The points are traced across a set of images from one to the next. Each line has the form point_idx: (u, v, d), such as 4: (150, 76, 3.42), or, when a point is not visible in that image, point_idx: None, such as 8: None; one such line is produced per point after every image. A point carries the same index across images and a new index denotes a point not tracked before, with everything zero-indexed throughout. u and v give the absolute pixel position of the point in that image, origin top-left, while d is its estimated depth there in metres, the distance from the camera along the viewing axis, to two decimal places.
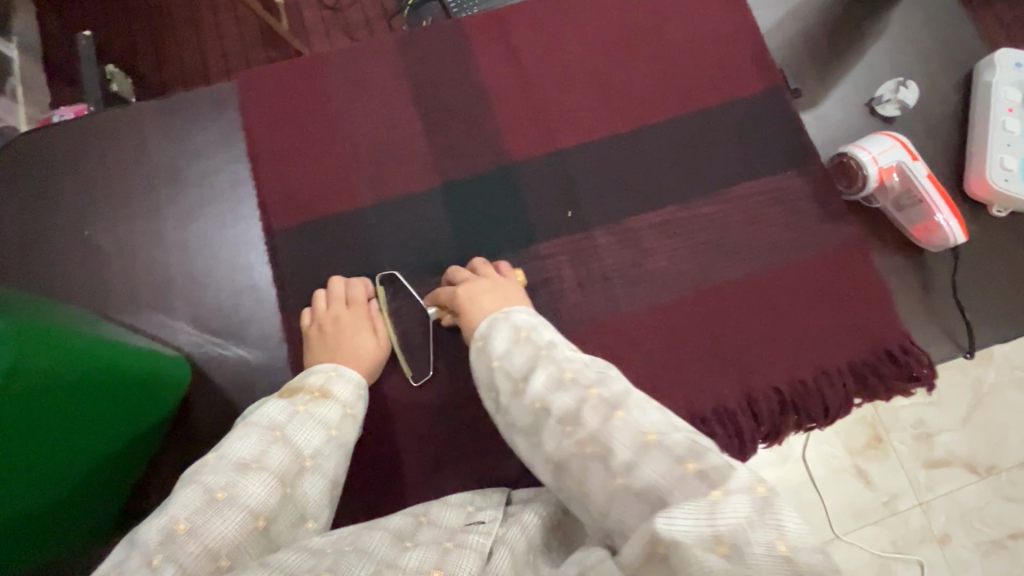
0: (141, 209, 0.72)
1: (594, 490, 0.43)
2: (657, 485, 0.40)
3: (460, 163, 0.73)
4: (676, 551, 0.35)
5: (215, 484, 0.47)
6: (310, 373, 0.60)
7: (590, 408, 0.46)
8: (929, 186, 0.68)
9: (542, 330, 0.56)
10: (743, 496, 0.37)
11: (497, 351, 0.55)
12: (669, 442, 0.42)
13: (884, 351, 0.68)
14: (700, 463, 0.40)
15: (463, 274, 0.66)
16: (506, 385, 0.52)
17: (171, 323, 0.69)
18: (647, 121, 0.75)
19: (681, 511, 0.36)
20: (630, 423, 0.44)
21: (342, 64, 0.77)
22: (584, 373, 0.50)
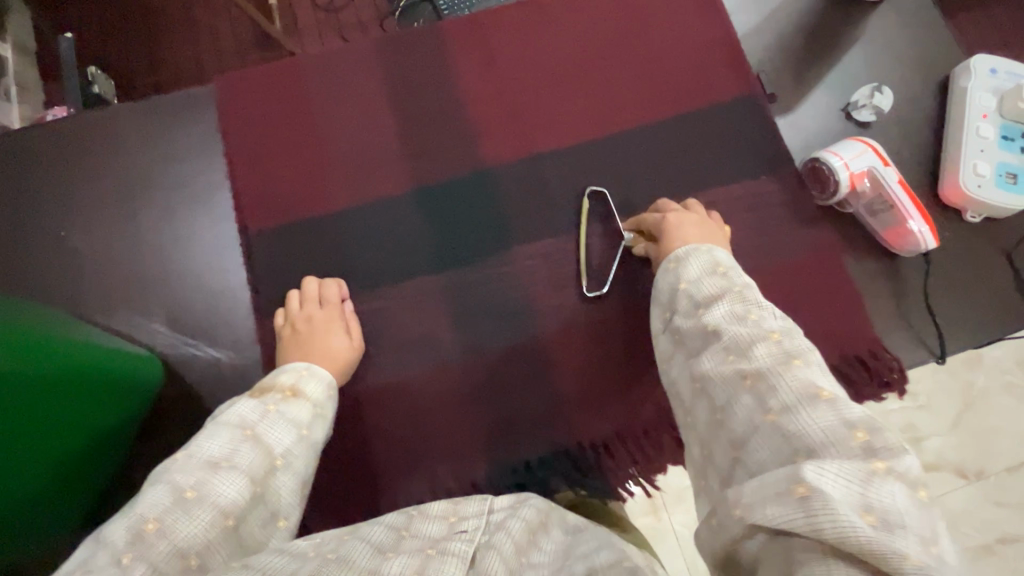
0: (118, 210, 0.72)
1: (737, 419, 0.43)
2: (805, 434, 0.38)
3: (435, 165, 0.74)
4: (818, 498, 0.33)
5: (183, 482, 0.45)
6: (279, 371, 0.59)
7: (765, 347, 0.45)
8: (900, 191, 0.68)
9: (739, 272, 0.55)
10: (902, 484, 0.34)
11: (687, 276, 0.56)
12: (844, 407, 0.39)
13: (852, 356, 0.69)
14: (873, 435, 0.37)
15: (674, 205, 0.67)
16: (685, 306, 0.54)
17: (145, 324, 0.69)
18: (622, 126, 0.75)
19: (834, 468, 0.35)
20: (807, 376, 0.42)
21: (321, 67, 0.77)
22: (769, 320, 0.48)
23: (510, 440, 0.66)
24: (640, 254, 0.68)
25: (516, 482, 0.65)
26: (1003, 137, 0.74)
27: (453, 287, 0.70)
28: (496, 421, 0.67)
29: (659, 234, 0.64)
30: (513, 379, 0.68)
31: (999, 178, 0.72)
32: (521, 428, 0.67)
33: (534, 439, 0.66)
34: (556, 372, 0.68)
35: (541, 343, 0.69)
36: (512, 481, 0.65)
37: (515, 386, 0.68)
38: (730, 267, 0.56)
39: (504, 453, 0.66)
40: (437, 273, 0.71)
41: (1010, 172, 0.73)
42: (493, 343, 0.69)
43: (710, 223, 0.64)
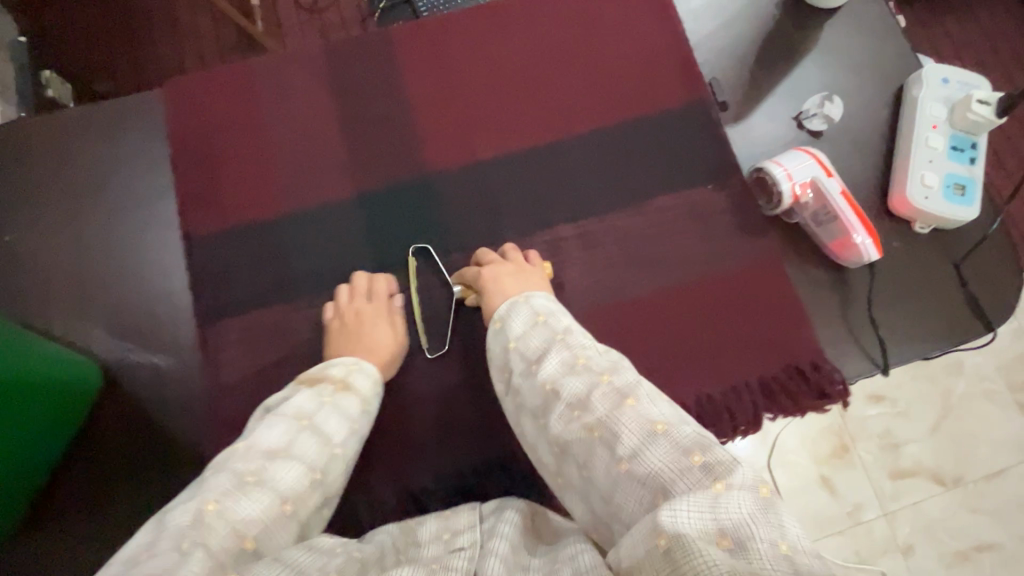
0: (63, 214, 0.73)
1: (598, 474, 0.46)
2: (659, 472, 0.42)
3: (382, 173, 0.75)
4: (678, 546, 0.37)
5: (246, 469, 0.50)
6: (332, 365, 0.62)
7: (600, 394, 0.48)
8: (843, 202, 0.68)
9: (561, 317, 0.59)
10: (746, 493, 0.39)
11: (515, 333, 0.59)
12: (678, 434, 0.44)
13: (794, 368, 0.68)
14: (706, 455, 0.41)
15: (492, 257, 0.69)
16: (519, 366, 0.56)
17: (86, 328, 0.69)
18: (567, 135, 0.76)
19: (687, 505, 0.38)
20: (639, 413, 0.46)
21: (273, 73, 0.78)
22: (596, 361, 0.52)
23: (446, 448, 0.67)
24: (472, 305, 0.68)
25: (451, 489, 0.66)
26: (954, 148, 0.74)
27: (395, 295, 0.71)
28: (433, 430, 0.67)
29: (478, 289, 0.66)
30: (452, 387, 0.69)
31: (947, 190, 0.72)
32: (458, 436, 0.67)
33: (470, 447, 0.67)
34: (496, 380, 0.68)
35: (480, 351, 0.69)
36: (446, 489, 0.66)
37: (454, 394, 0.68)
38: (550, 310, 0.60)
39: (440, 462, 0.66)
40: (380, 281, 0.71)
41: (958, 183, 0.73)
42: (433, 350, 0.70)
43: (529, 271, 0.66)
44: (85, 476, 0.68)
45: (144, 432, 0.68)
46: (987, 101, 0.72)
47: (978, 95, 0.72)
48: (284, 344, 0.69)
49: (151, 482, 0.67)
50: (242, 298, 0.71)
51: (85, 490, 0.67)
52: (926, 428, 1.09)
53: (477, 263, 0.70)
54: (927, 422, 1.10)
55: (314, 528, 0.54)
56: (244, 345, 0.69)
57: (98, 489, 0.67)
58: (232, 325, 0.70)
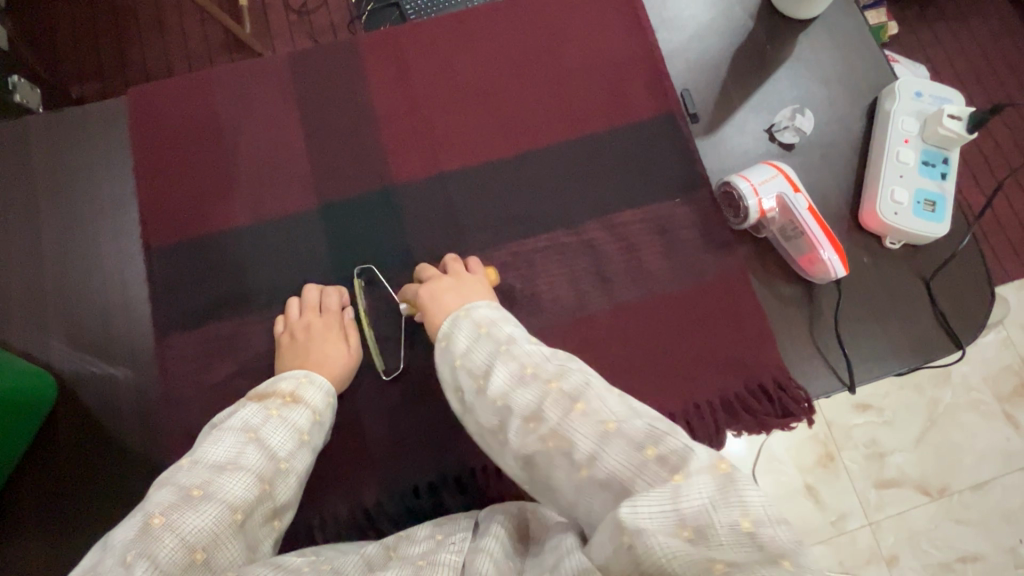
0: (22, 224, 0.73)
1: (559, 481, 0.45)
2: (615, 476, 0.42)
3: (346, 184, 0.74)
4: (640, 542, 0.36)
5: (191, 483, 0.50)
6: (280, 379, 0.61)
7: (551, 402, 0.47)
8: (810, 219, 0.67)
9: (504, 323, 0.56)
10: (706, 477, 0.38)
11: (459, 350, 0.55)
12: (629, 429, 0.43)
13: (757, 387, 0.68)
14: (660, 447, 0.41)
15: (429, 272, 0.66)
16: (471, 385, 0.53)
17: (44, 340, 0.70)
18: (534, 146, 0.75)
19: (645, 501, 0.38)
20: (589, 415, 0.45)
21: (233, 80, 0.77)
22: (544, 367, 0.50)
23: (404, 465, 0.66)
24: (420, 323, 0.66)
25: (405, 505, 0.65)
26: (925, 163, 0.73)
27: (356, 308, 0.70)
28: (391, 445, 0.66)
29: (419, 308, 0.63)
30: (412, 401, 0.68)
31: (917, 206, 0.71)
32: (418, 453, 0.66)
33: (426, 462, 0.66)
34: None
35: None
36: (400, 505, 0.65)
37: (413, 410, 0.67)
38: (495, 318, 0.57)
39: (397, 477, 0.66)
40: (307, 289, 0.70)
41: (929, 200, 0.72)
42: (391, 364, 0.69)
43: (465, 282, 0.63)
44: (35, 488, 0.67)
45: (96, 444, 0.68)
46: (957, 117, 0.71)
47: (949, 110, 0.71)
48: (241, 357, 0.68)
49: (102, 496, 0.67)
50: (200, 310, 0.70)
51: (35, 507, 0.67)
52: (910, 438, 1.12)
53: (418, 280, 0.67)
54: (911, 432, 1.12)
55: (268, 538, 0.53)
56: (200, 357, 0.68)
57: (49, 508, 0.67)
58: (188, 338, 0.69)
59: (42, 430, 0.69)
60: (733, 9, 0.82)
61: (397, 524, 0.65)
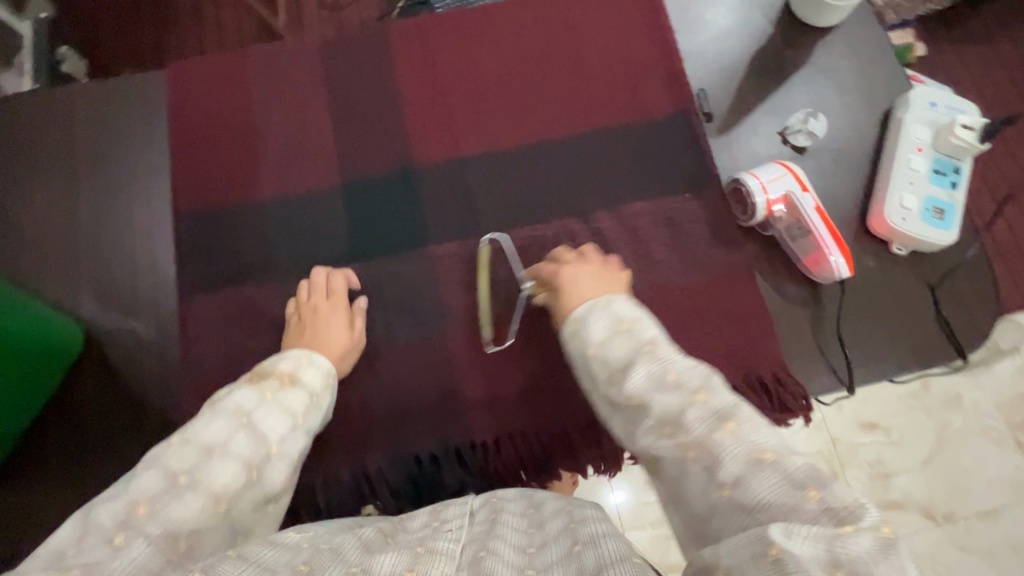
0: (60, 184, 0.77)
1: (693, 497, 0.42)
2: (765, 504, 0.38)
3: (369, 164, 0.77)
4: (791, 560, 0.33)
5: (178, 468, 0.47)
6: (280, 359, 0.61)
7: (697, 413, 0.43)
8: (816, 218, 0.68)
9: (645, 322, 0.53)
10: (870, 535, 0.34)
11: (594, 340, 0.53)
12: (789, 464, 0.39)
13: (756, 381, 0.69)
14: (824, 492, 0.37)
15: (569, 256, 0.67)
16: (605, 375, 0.51)
17: (74, 294, 0.74)
18: (550, 136, 0.78)
19: (802, 530, 0.35)
20: (743, 439, 0.41)
21: (269, 61, 0.81)
22: (688, 376, 0.46)
23: (407, 434, 0.68)
24: (541, 303, 0.67)
25: (405, 474, 0.67)
26: (935, 171, 0.74)
27: (370, 281, 0.73)
28: (395, 415, 0.69)
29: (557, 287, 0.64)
30: (418, 372, 0.70)
31: (926, 213, 0.72)
32: (421, 423, 0.68)
33: (428, 433, 0.68)
34: (460, 372, 0.70)
35: (446, 341, 0.71)
36: (400, 473, 0.67)
37: (418, 382, 0.70)
38: (633, 316, 0.54)
39: (400, 445, 0.68)
40: (332, 273, 0.72)
41: (938, 208, 0.72)
42: (400, 338, 0.71)
43: (608, 274, 0.64)
44: (56, 436, 0.71)
45: (115, 396, 0.71)
46: (970, 127, 0.72)
47: (962, 120, 0.72)
48: (259, 322, 0.72)
49: (119, 445, 0.70)
50: (221, 276, 0.73)
51: (55, 453, 0.70)
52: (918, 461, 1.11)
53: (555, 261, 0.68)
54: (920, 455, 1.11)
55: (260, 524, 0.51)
56: (220, 318, 0.72)
57: (69, 454, 0.70)
58: (210, 301, 0.72)
59: (65, 380, 0.72)
60: (753, 15, 0.84)
61: (395, 491, 0.67)
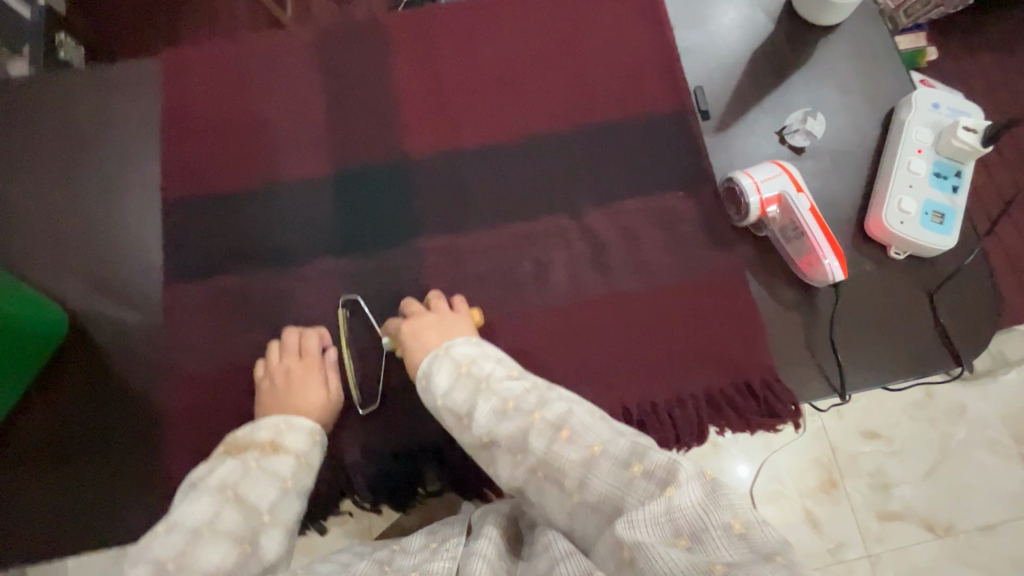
0: (52, 169, 0.77)
1: (556, 514, 0.45)
2: (604, 497, 0.42)
3: (359, 156, 0.76)
4: (641, 554, 0.35)
5: (167, 554, 0.48)
6: (258, 427, 0.60)
7: (537, 432, 0.48)
8: (810, 219, 0.66)
9: (483, 360, 0.58)
10: (694, 485, 0.38)
11: (440, 389, 0.58)
12: (613, 448, 0.44)
13: (743, 384, 0.68)
14: (644, 463, 0.42)
15: (413, 307, 0.68)
16: (455, 421, 0.55)
17: (62, 278, 0.74)
18: (543, 132, 0.77)
19: (639, 515, 0.38)
20: (574, 444, 0.46)
21: (263, 51, 0.81)
22: (524, 400, 0.52)
23: (388, 429, 0.67)
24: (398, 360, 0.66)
25: (385, 470, 0.67)
26: (936, 174, 0.71)
27: (357, 273, 0.72)
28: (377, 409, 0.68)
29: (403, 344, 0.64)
30: (401, 367, 0.69)
31: (925, 217, 0.70)
32: (402, 418, 0.68)
33: (409, 428, 0.67)
34: None
35: None
36: (380, 468, 0.67)
37: (401, 376, 0.69)
38: (473, 356, 0.59)
39: (380, 439, 0.67)
40: (303, 334, 0.69)
41: (937, 212, 0.71)
42: (384, 331, 0.71)
43: (450, 321, 0.64)
44: (39, 420, 0.71)
45: (98, 381, 0.71)
46: (973, 129, 0.70)
47: (965, 122, 0.70)
48: (245, 312, 0.71)
49: (101, 431, 0.70)
50: (209, 265, 0.73)
51: (38, 437, 0.70)
52: None
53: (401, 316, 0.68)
54: None
55: None
56: (206, 306, 0.71)
57: (51, 439, 0.70)
58: (197, 290, 0.72)
59: (50, 365, 0.72)
60: (755, 12, 0.82)
61: (374, 485, 0.67)
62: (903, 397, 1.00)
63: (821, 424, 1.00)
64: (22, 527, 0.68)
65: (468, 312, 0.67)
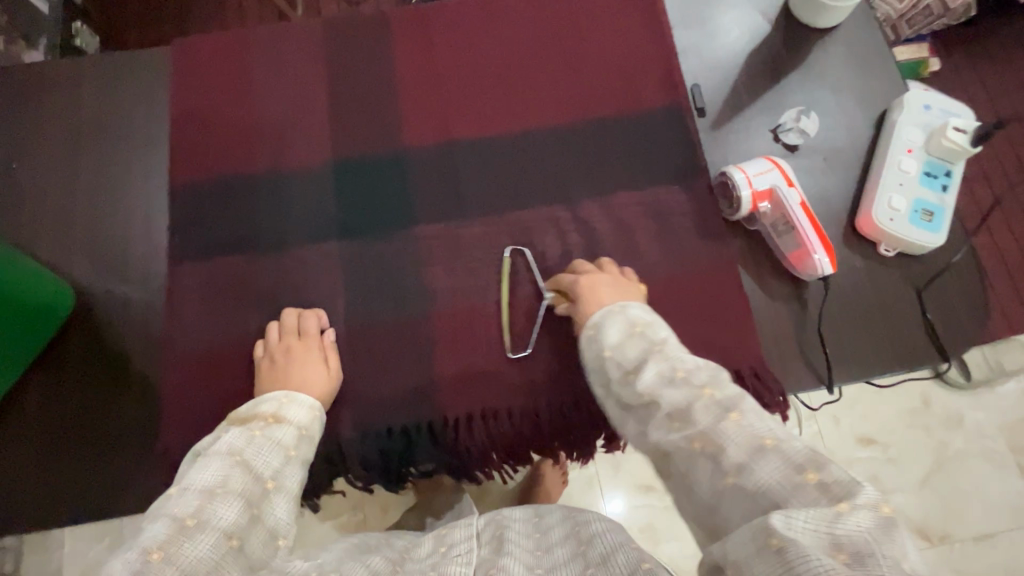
0: (61, 150, 0.79)
1: (701, 488, 0.43)
2: (769, 488, 0.39)
3: (362, 145, 0.78)
4: (792, 548, 0.34)
5: (183, 511, 0.47)
6: (262, 401, 0.61)
7: (701, 406, 0.45)
8: (800, 214, 0.68)
9: (658, 327, 0.55)
10: (870, 512, 0.35)
11: (610, 342, 0.55)
12: (788, 450, 0.40)
13: (733, 374, 0.69)
14: (822, 474, 0.38)
15: (589, 267, 0.68)
16: (616, 374, 0.53)
17: (68, 256, 0.76)
18: (541, 125, 0.78)
19: (803, 514, 0.35)
20: (745, 427, 0.42)
21: (272, 42, 0.83)
22: (697, 373, 0.48)
23: (382, 409, 0.69)
24: (562, 313, 0.67)
25: (378, 449, 0.68)
26: (927, 174, 0.73)
27: (356, 258, 0.74)
28: (371, 389, 0.69)
29: (576, 295, 0.64)
30: (397, 349, 0.71)
31: (915, 215, 0.71)
32: (396, 399, 0.69)
33: (403, 408, 0.69)
34: (438, 350, 0.71)
35: (427, 320, 0.72)
36: (374, 447, 0.68)
37: (396, 359, 0.71)
38: (646, 321, 0.55)
39: (374, 419, 0.69)
40: (304, 313, 0.71)
41: (927, 210, 0.72)
42: (381, 315, 0.72)
43: (626, 283, 0.64)
44: (40, 394, 0.72)
45: (101, 356, 0.73)
46: (963, 130, 0.71)
47: (955, 122, 0.71)
48: (245, 293, 0.73)
49: (102, 405, 0.71)
50: (211, 246, 0.74)
51: (39, 411, 0.72)
52: (914, 479, 1.06)
53: (573, 272, 0.68)
54: (916, 473, 1.06)
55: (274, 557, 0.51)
56: (207, 286, 0.73)
57: (53, 412, 0.72)
58: (197, 270, 0.73)
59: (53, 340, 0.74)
60: (752, 14, 0.84)
61: (368, 464, 0.68)
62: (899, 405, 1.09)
63: (816, 428, 1.08)
64: (21, 498, 0.69)
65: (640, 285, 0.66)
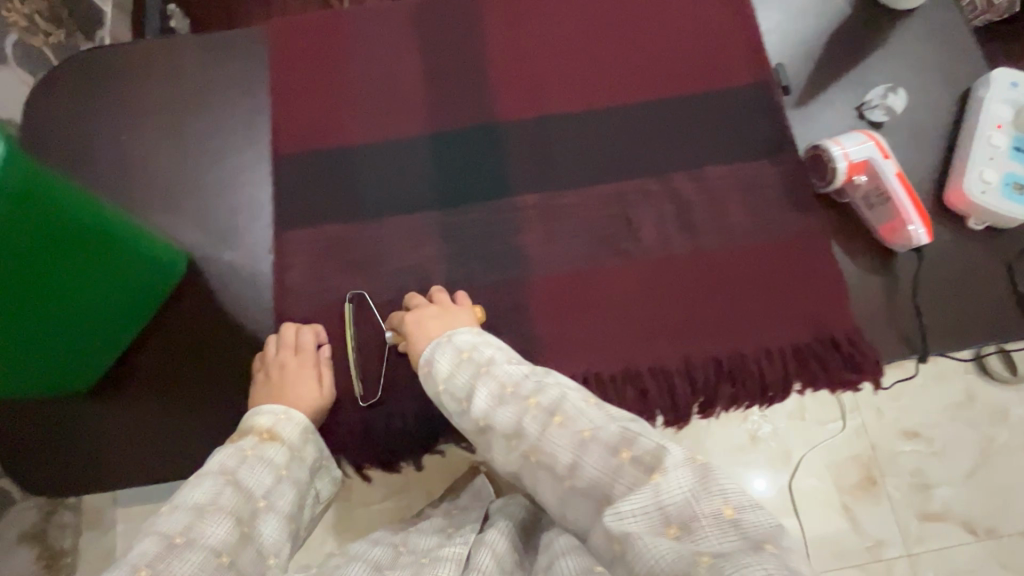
0: (168, 122, 0.82)
1: (547, 491, 0.50)
2: (597, 479, 0.46)
3: (454, 118, 0.81)
4: (629, 545, 0.41)
5: (171, 529, 0.49)
6: (258, 414, 0.63)
7: (529, 417, 0.51)
8: (897, 184, 0.70)
9: (482, 346, 0.59)
10: (682, 470, 0.42)
11: (443, 374, 0.58)
12: (604, 435, 0.47)
13: (829, 340, 0.70)
14: (633, 449, 0.45)
15: (420, 301, 0.70)
16: (454, 405, 0.57)
17: (174, 223, 0.78)
18: (629, 100, 0.80)
19: (629, 502, 0.42)
20: (568, 428, 0.49)
21: (363, 21, 0.86)
22: (523, 385, 0.53)
23: None
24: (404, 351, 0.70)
25: None
26: (1016, 148, 0.74)
27: (453, 226, 0.76)
28: None
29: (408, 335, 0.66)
30: (496, 314, 0.73)
31: (1007, 188, 0.72)
32: None
33: None
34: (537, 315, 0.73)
35: (524, 286, 0.74)
36: None
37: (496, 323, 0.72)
38: (473, 343, 0.59)
39: None
40: (297, 331, 0.72)
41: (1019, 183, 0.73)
42: (480, 281, 0.74)
43: (456, 312, 0.66)
44: (152, 355, 0.75)
45: (209, 319, 0.75)
46: None
47: None
48: (348, 259, 0.75)
49: (212, 365, 0.74)
50: (314, 214, 0.77)
51: (151, 370, 0.75)
52: None
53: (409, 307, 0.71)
54: None
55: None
56: (312, 252, 0.76)
57: (165, 371, 0.74)
58: (302, 237, 0.76)
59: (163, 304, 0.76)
60: None
61: None
62: (944, 396, 0.93)
63: (862, 420, 0.93)
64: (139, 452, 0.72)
65: (474, 310, 0.69)
